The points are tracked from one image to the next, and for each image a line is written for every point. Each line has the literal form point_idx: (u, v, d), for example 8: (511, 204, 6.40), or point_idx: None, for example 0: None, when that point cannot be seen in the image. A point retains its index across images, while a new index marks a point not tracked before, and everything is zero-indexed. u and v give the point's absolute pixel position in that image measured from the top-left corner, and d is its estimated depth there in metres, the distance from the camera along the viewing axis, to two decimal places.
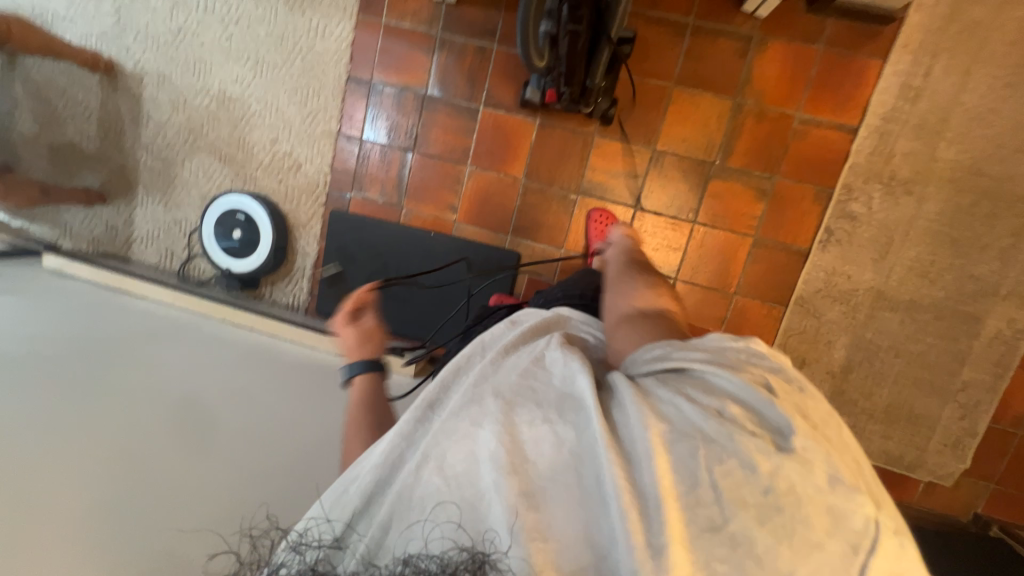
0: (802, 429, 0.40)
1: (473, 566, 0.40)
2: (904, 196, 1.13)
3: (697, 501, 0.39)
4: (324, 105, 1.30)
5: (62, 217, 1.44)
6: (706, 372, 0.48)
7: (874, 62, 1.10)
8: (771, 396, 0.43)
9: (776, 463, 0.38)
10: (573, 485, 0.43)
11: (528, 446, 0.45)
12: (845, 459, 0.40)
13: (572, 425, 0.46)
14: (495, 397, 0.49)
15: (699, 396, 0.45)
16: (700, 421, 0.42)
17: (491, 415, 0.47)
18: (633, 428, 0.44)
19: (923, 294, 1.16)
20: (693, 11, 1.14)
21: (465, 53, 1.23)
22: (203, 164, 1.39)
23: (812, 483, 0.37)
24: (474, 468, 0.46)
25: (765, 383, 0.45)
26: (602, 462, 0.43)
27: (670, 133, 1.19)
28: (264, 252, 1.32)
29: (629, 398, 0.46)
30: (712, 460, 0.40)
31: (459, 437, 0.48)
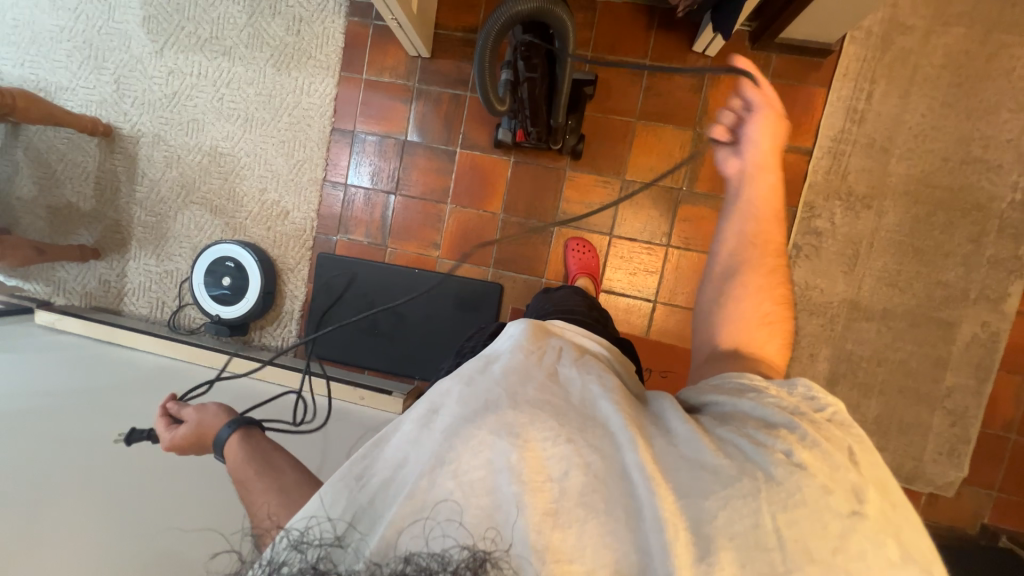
0: (876, 500, 0.39)
1: (474, 564, 0.40)
2: (863, 210, 1.19)
3: (757, 546, 0.37)
4: (310, 155, 1.38)
5: (57, 274, 1.48)
6: (778, 417, 0.45)
7: (819, 90, 1.19)
8: (850, 460, 0.41)
9: (847, 525, 0.37)
10: (601, 510, 0.41)
11: (550, 460, 0.44)
12: (917, 537, 0.39)
13: (596, 447, 0.45)
14: (517, 409, 0.47)
15: (762, 436, 0.43)
16: (767, 465, 0.40)
17: (513, 426, 0.46)
18: (692, 469, 0.42)
19: (896, 303, 1.19)
20: (648, 54, 1.23)
21: (440, 101, 1.32)
22: (194, 216, 1.44)
23: (884, 555, 0.36)
24: (490, 476, 0.44)
25: (845, 444, 0.42)
26: (642, 496, 0.41)
27: (638, 163, 1.25)
28: (253, 297, 1.35)
29: (691, 434, 0.44)
30: (776, 505, 0.38)
31: (478, 447, 0.45)
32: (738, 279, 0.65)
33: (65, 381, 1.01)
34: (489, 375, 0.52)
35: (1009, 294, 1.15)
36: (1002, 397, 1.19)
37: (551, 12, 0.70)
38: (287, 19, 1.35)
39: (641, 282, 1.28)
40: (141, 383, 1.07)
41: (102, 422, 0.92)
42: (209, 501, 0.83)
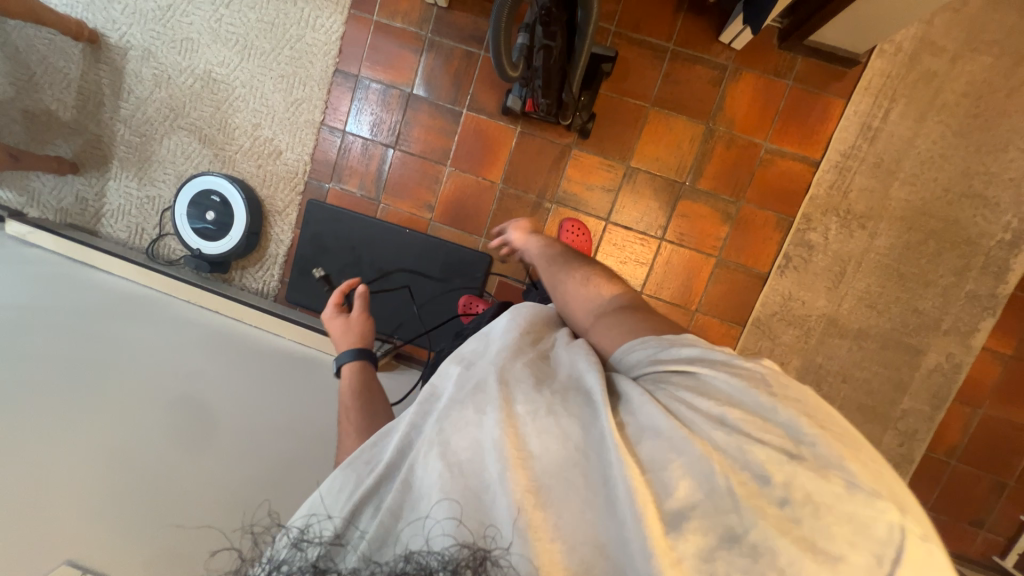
0: (809, 429, 0.40)
1: (474, 562, 0.39)
2: (858, 229, 1.19)
3: (716, 510, 0.38)
4: (310, 95, 1.31)
5: (31, 184, 1.42)
6: (701, 372, 0.48)
7: (838, 101, 1.16)
8: (774, 398, 0.43)
9: (788, 472, 0.38)
10: (581, 487, 0.43)
11: (535, 440, 0.45)
12: (864, 459, 0.39)
13: (578, 421, 0.46)
14: (501, 386, 0.49)
15: (698, 400, 0.46)
16: (709, 431, 0.43)
17: (494, 401, 0.47)
18: (648, 434, 0.44)
19: (871, 324, 1.22)
20: (673, 37, 1.18)
21: (452, 57, 1.26)
22: (181, 143, 1.38)
23: (830, 490, 0.37)
24: (479, 456, 0.45)
25: (764, 383, 0.45)
26: (611, 463, 0.42)
27: (644, 151, 1.23)
28: (236, 236, 1.32)
29: (638, 400, 0.47)
30: (728, 469, 0.40)
31: (463, 425, 0.47)
32: (563, 275, 0.73)
33: (29, 299, 0.96)
34: (478, 359, 0.54)
35: (978, 329, 1.18)
36: (950, 424, 1.25)
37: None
38: None
39: (630, 271, 1.28)
40: (114, 308, 1.04)
41: (67, 343, 0.88)
42: (181, 450, 0.80)
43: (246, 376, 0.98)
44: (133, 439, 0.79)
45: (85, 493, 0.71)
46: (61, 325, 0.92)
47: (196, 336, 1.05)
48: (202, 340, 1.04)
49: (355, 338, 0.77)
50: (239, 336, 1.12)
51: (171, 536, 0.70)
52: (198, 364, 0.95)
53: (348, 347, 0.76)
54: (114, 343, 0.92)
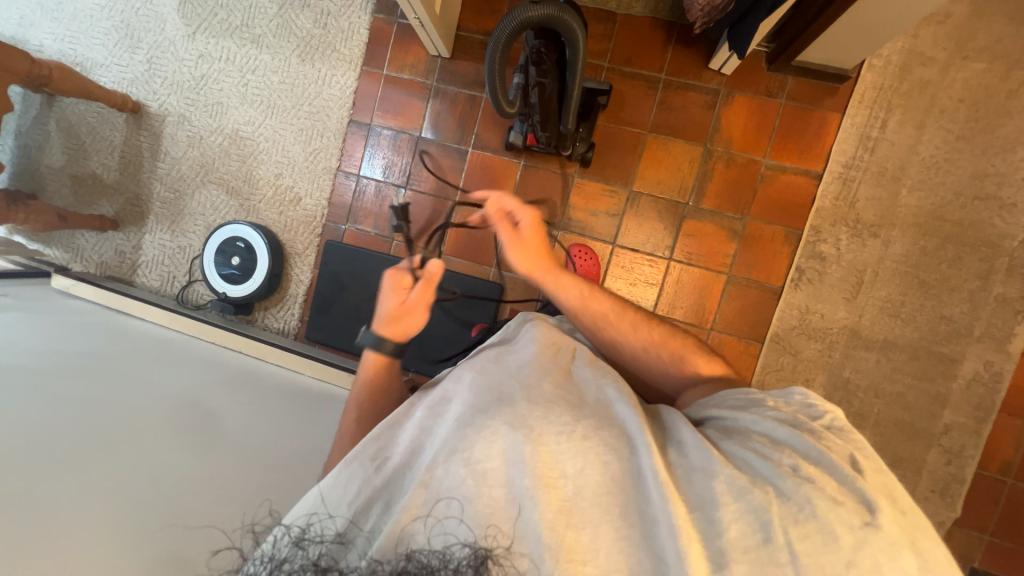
0: (887, 510, 0.42)
1: (475, 562, 0.43)
2: (870, 238, 1.18)
3: (769, 558, 0.40)
4: (326, 145, 1.41)
5: (76, 241, 1.54)
6: (776, 430, 0.50)
7: (834, 115, 1.18)
8: (853, 470, 0.44)
9: (858, 537, 0.40)
10: (615, 514, 0.46)
11: (565, 458, 0.48)
12: (933, 552, 0.41)
13: (613, 449, 0.49)
14: (533, 404, 0.51)
15: (767, 451, 0.48)
16: (773, 478, 0.45)
17: (528, 421, 0.49)
18: (706, 475, 0.46)
19: (897, 334, 1.17)
20: (664, 68, 1.24)
21: (456, 101, 1.35)
22: (211, 196, 1.48)
23: (896, 564, 0.39)
24: (505, 470, 0.47)
25: (849, 459, 0.46)
26: (652, 495, 0.46)
27: (645, 176, 1.26)
28: (259, 279, 1.39)
29: (701, 443, 0.49)
30: (787, 520, 0.41)
31: (489, 436, 0.49)
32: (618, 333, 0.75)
33: (64, 346, 1.02)
34: (502, 370, 0.57)
35: (1015, 335, 1.13)
36: (1000, 440, 1.17)
37: (561, 19, 0.71)
38: (314, 12, 1.39)
39: (641, 293, 1.28)
40: (145, 351, 1.10)
41: (96, 384, 0.92)
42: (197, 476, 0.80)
43: (266, 410, 1.00)
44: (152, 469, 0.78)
45: (101, 520, 0.70)
46: (93, 368, 0.96)
47: (214, 376, 1.08)
48: (222, 377, 1.07)
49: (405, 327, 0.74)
50: (257, 374, 1.15)
51: (183, 541, 0.71)
52: (219, 401, 0.97)
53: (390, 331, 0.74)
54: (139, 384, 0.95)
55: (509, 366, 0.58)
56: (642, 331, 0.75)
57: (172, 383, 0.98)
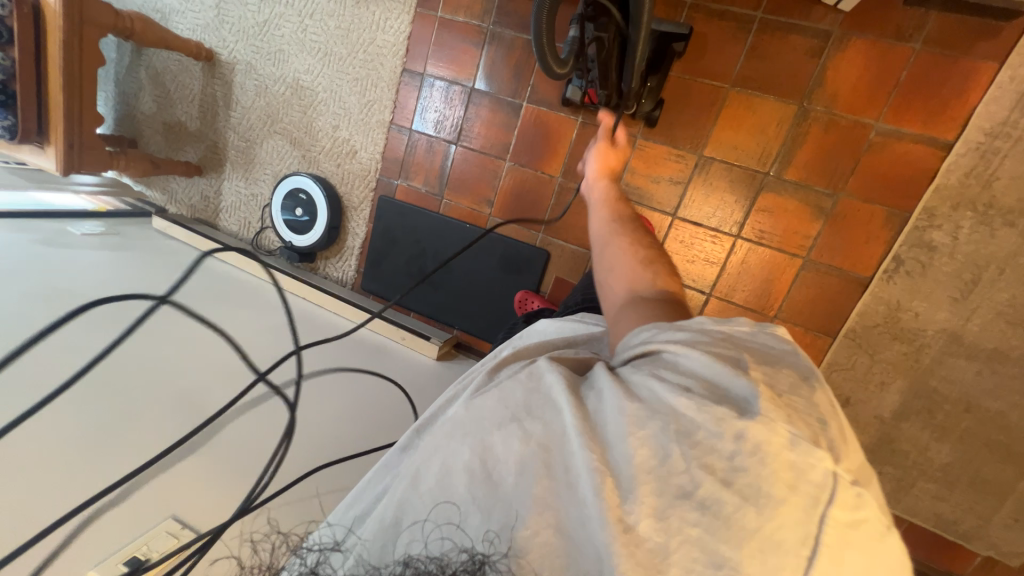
0: (766, 395, 0.38)
1: (473, 566, 0.40)
2: (1003, 228, 0.96)
3: (669, 473, 0.38)
4: (380, 96, 1.38)
5: (169, 184, 1.70)
6: (677, 352, 0.44)
7: (987, 65, 0.92)
8: (737, 368, 0.41)
9: (741, 429, 0.36)
10: (543, 478, 0.42)
11: (498, 446, 0.44)
12: (807, 416, 0.38)
13: (541, 422, 0.45)
14: (469, 409, 0.48)
15: (669, 376, 0.42)
16: (671, 400, 0.40)
17: (465, 425, 0.47)
18: (606, 413, 0.42)
19: (1013, 345, 0.99)
20: (762, 4, 1.02)
21: (513, 47, 1.23)
22: (277, 146, 1.55)
23: (780, 442, 0.36)
24: (448, 475, 0.46)
25: (738, 361, 0.42)
26: (573, 450, 0.42)
27: (720, 139, 1.10)
28: (319, 231, 1.48)
29: (605, 383, 0.44)
30: (680, 433, 0.38)
31: (432, 450, 0.48)
32: (613, 246, 0.68)
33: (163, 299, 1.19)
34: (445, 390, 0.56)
35: None
36: None
37: None
38: None
39: (699, 271, 1.18)
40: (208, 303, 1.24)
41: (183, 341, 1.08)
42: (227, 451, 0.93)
43: (317, 375, 1.13)
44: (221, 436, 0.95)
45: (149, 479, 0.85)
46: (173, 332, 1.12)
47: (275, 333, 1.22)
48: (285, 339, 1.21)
49: None
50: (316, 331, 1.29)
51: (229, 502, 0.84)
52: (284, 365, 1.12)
53: None
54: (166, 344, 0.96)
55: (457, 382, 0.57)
56: (622, 232, 0.71)
57: (241, 348, 1.13)
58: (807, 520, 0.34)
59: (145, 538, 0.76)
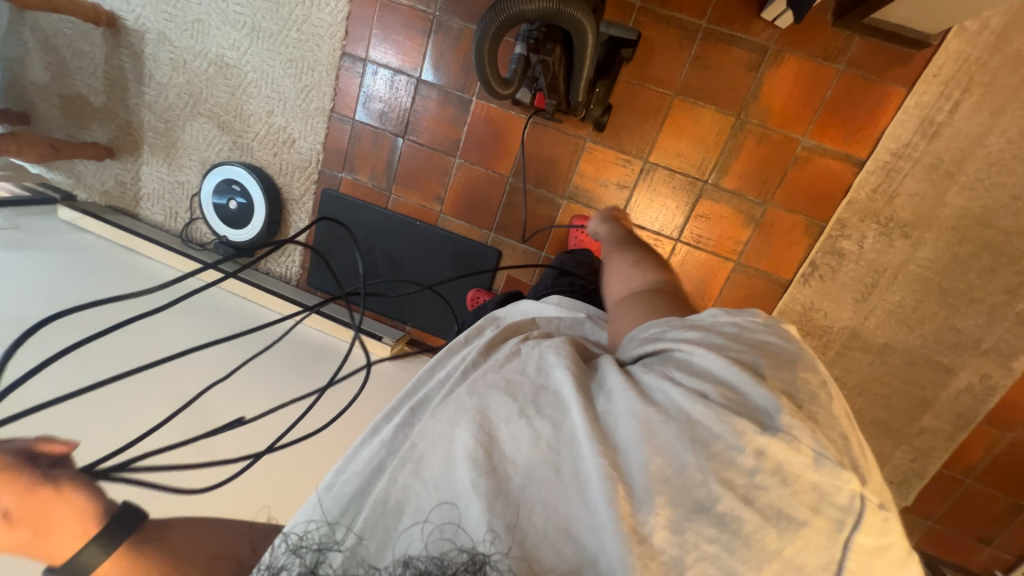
0: (788, 408, 0.37)
1: (472, 567, 0.36)
2: (899, 238, 1.08)
3: (684, 483, 0.35)
4: (318, 81, 1.29)
5: (76, 167, 1.52)
6: (691, 353, 0.43)
7: (897, 90, 1.01)
8: (754, 375, 0.39)
9: (762, 444, 0.35)
10: (552, 481, 0.38)
11: (504, 440, 0.40)
12: (829, 436, 0.37)
13: (549, 419, 0.40)
14: (471, 392, 0.44)
15: (684, 378, 0.40)
16: (688, 406, 0.38)
17: (469, 411, 0.42)
18: (619, 417, 0.39)
19: (900, 340, 1.14)
20: (707, 14, 1.04)
21: (461, 39, 1.18)
22: (203, 129, 1.41)
23: (801, 461, 0.34)
24: (450, 468, 0.40)
25: (752, 364, 0.40)
26: (585, 454, 0.38)
27: (664, 146, 1.14)
28: (257, 225, 1.39)
29: (615, 385, 0.41)
30: (699, 445, 0.36)
31: (436, 437, 0.43)
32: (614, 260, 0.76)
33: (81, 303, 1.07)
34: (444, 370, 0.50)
35: None
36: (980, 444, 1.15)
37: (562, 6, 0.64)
38: None
39: None
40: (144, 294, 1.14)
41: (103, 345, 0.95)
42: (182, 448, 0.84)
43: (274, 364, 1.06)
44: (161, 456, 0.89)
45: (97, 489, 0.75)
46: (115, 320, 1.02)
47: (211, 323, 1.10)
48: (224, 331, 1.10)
49: None
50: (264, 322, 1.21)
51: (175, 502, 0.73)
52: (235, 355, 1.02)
53: None
54: (86, 356, 0.87)
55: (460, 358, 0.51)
56: (627, 254, 0.76)
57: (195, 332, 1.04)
58: (829, 546, 0.33)
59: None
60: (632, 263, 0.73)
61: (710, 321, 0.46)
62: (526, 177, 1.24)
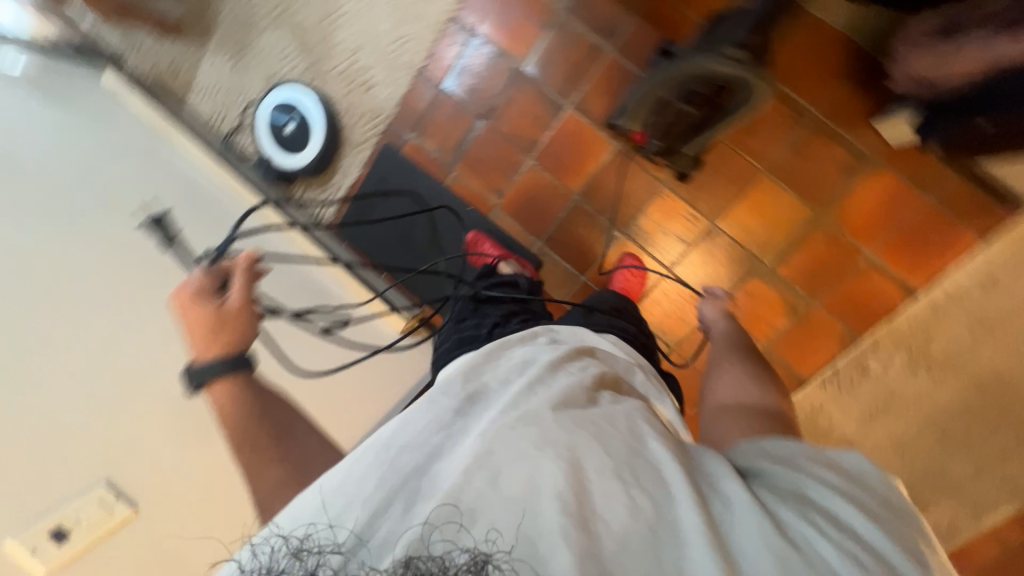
0: None
1: (474, 567, 0.40)
2: (922, 373, 1.11)
3: None
4: (417, 35, 1.24)
5: (132, 34, 1.42)
6: (830, 501, 0.46)
7: (971, 237, 1.04)
8: (917, 565, 0.43)
9: None
10: (639, 546, 0.43)
11: (598, 495, 0.45)
12: None
13: (650, 496, 0.46)
14: (569, 435, 0.50)
15: (830, 530, 0.43)
16: (839, 566, 0.41)
17: (560, 447, 0.48)
18: (759, 543, 0.42)
19: (891, 468, 1.16)
20: (820, 105, 1.06)
21: (576, 45, 1.15)
22: (282, 42, 1.35)
23: None
24: (535, 495, 0.45)
25: (905, 546, 0.44)
26: (698, 552, 0.42)
27: (736, 215, 1.14)
28: (307, 158, 1.31)
29: (760, 518, 0.43)
30: None
31: (523, 457, 0.48)
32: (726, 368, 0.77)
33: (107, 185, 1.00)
34: (532, 395, 0.55)
35: (997, 509, 1.13)
36: None
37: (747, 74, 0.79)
38: None
39: (673, 326, 1.22)
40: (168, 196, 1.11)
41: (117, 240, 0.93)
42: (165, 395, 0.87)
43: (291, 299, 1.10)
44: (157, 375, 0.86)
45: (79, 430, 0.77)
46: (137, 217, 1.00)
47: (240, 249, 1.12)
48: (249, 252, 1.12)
49: (219, 343, 0.63)
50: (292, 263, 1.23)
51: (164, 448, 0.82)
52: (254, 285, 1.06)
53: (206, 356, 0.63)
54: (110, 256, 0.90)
55: (545, 390, 0.56)
56: (736, 364, 0.78)
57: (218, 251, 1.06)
58: None
59: (77, 505, 0.73)
60: (745, 377, 0.74)
61: (849, 468, 0.49)
62: (592, 200, 1.23)
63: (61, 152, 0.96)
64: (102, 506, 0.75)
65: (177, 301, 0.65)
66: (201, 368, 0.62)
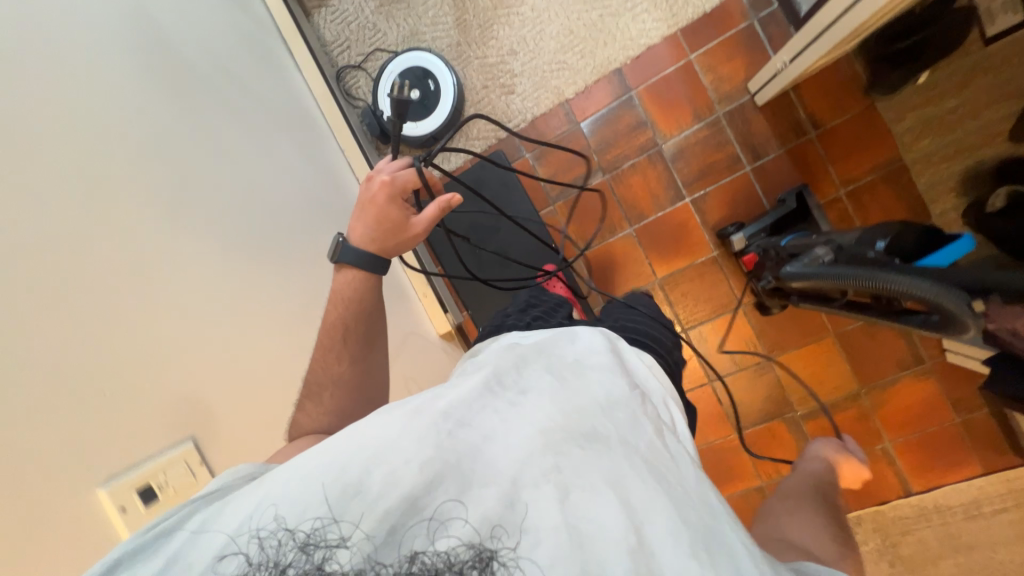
0: None
1: (480, 564, 0.41)
2: (885, 564, 1.18)
3: None
4: (577, 68, 1.23)
5: None
6: None
7: (975, 466, 1.14)
8: None
9: None
10: None
11: (650, 551, 0.43)
12: None
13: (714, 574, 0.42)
14: (632, 476, 0.46)
15: None
16: None
17: (619, 488, 0.45)
18: None
19: None
20: None
21: (719, 149, 1.18)
22: (440, 8, 1.30)
23: None
24: (589, 526, 0.43)
25: None
26: None
27: (791, 360, 1.21)
28: (418, 130, 1.26)
29: None
30: None
31: (581, 484, 0.45)
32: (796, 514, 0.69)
33: (222, 89, 0.95)
34: (593, 415, 0.51)
35: None
36: None
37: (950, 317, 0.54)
38: None
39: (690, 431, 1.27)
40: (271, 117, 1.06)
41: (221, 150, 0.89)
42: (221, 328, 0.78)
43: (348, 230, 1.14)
44: (209, 308, 0.74)
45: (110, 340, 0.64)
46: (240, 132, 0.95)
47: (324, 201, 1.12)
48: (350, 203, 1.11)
49: (384, 236, 0.77)
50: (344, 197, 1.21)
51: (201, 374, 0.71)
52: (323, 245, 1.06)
53: (367, 239, 0.76)
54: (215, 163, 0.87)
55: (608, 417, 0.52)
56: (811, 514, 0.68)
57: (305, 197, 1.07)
58: None
59: (165, 462, 0.61)
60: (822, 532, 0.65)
61: None
62: (670, 291, 1.25)
63: (189, 37, 0.92)
64: (187, 471, 0.63)
65: (378, 185, 0.77)
66: (355, 248, 0.76)
